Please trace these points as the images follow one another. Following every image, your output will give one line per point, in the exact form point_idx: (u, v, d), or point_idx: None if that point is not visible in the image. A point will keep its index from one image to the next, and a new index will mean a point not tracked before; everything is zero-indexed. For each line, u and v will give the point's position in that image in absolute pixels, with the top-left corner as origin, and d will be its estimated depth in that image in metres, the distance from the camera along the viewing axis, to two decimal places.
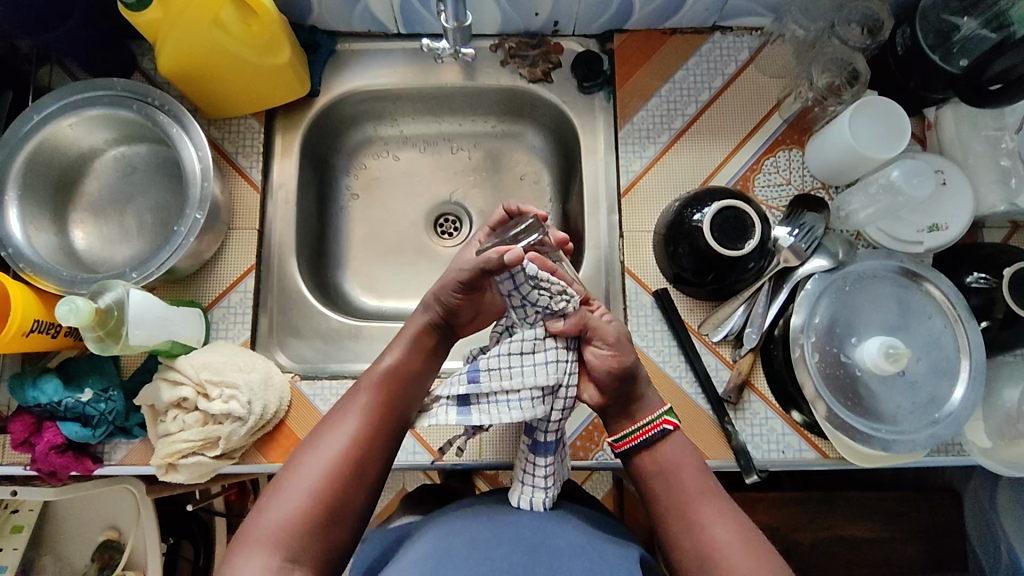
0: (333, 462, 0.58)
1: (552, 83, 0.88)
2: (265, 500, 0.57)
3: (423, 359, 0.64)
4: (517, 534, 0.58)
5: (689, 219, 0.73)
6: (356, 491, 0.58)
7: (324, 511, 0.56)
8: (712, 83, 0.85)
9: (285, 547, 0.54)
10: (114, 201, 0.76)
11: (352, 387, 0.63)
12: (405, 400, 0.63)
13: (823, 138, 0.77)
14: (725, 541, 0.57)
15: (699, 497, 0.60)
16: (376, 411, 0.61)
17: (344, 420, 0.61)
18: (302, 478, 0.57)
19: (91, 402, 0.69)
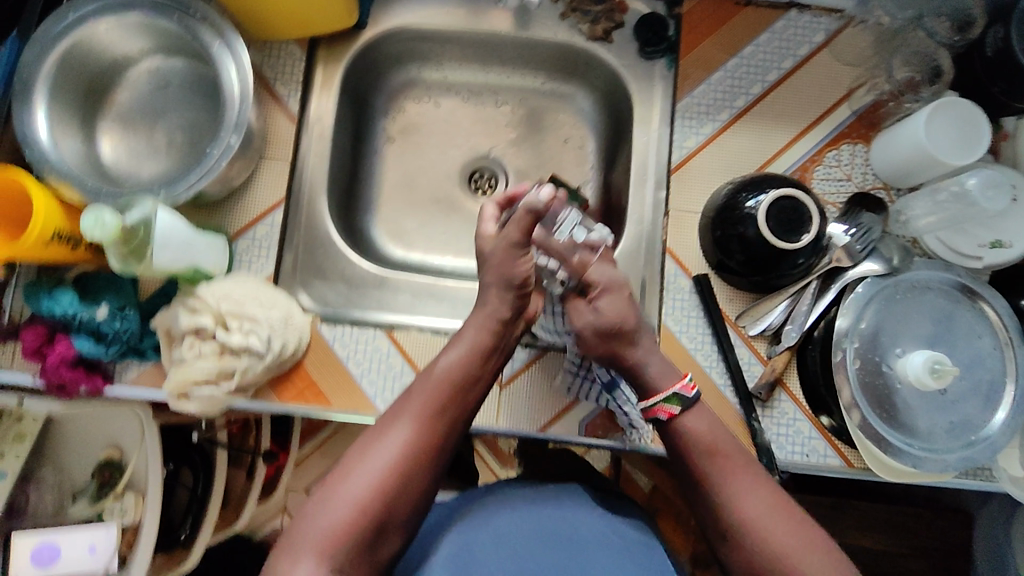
0: (387, 469, 0.53)
1: (611, 43, 0.84)
2: (312, 504, 0.52)
3: (482, 360, 0.59)
4: (546, 531, 0.56)
5: (744, 204, 0.69)
6: (409, 500, 0.53)
7: (375, 522, 0.51)
8: (782, 63, 0.80)
9: (334, 556, 0.49)
10: (145, 114, 0.73)
11: (407, 388, 0.58)
12: (462, 404, 0.58)
13: (894, 136, 0.73)
14: (757, 513, 0.55)
15: (730, 467, 0.57)
16: (432, 414, 0.56)
17: (398, 423, 0.56)
18: (353, 484, 0.52)
19: (107, 319, 0.67)
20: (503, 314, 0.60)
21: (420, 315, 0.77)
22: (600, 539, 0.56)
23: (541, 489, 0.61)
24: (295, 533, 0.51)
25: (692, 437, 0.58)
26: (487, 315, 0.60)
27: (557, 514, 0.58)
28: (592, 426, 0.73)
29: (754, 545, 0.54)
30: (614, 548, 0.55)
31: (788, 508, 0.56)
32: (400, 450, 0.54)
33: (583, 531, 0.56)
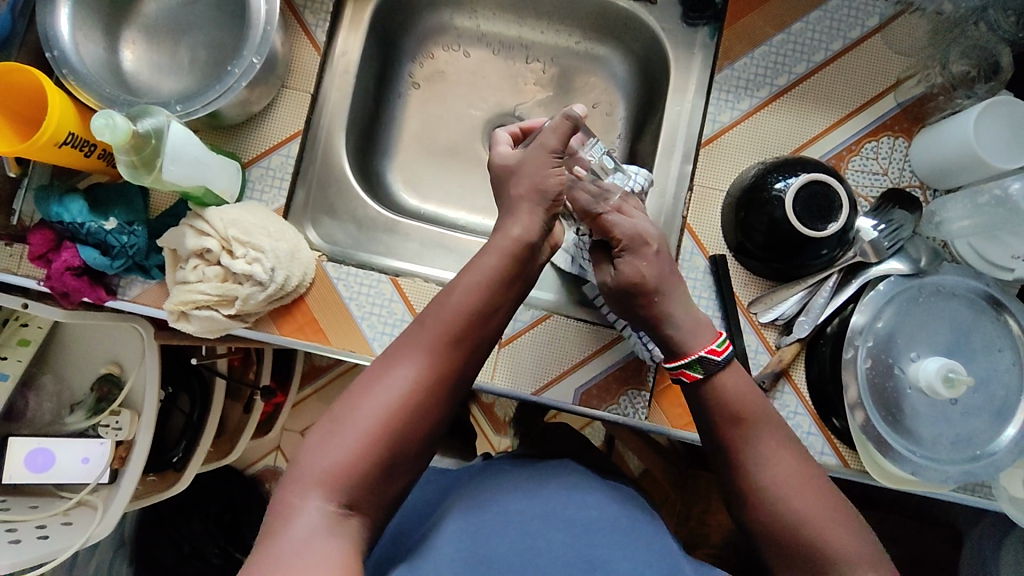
0: (397, 403, 0.50)
1: (654, 5, 0.80)
2: (318, 436, 0.49)
3: (501, 291, 0.56)
4: (551, 505, 0.54)
5: (771, 185, 0.67)
6: (419, 436, 0.51)
7: (385, 457, 0.49)
8: (830, 45, 0.76)
9: (341, 491, 0.47)
10: (170, 29, 0.71)
11: (418, 317, 0.54)
12: (476, 336, 0.55)
13: (939, 133, 0.70)
14: (787, 476, 0.53)
15: (761, 433, 0.55)
16: (445, 345, 0.53)
17: (407, 354, 0.52)
18: (361, 418, 0.49)
19: (114, 232, 0.66)
20: (532, 239, 0.57)
21: (432, 266, 0.77)
22: (611, 523, 0.53)
23: (547, 469, 0.60)
24: (298, 467, 0.49)
25: (725, 397, 0.56)
26: (508, 243, 0.56)
27: (562, 495, 0.56)
28: (587, 396, 0.72)
29: (779, 510, 0.52)
30: (622, 530, 0.53)
31: (815, 479, 0.53)
32: (409, 382, 0.51)
33: (589, 513, 0.54)
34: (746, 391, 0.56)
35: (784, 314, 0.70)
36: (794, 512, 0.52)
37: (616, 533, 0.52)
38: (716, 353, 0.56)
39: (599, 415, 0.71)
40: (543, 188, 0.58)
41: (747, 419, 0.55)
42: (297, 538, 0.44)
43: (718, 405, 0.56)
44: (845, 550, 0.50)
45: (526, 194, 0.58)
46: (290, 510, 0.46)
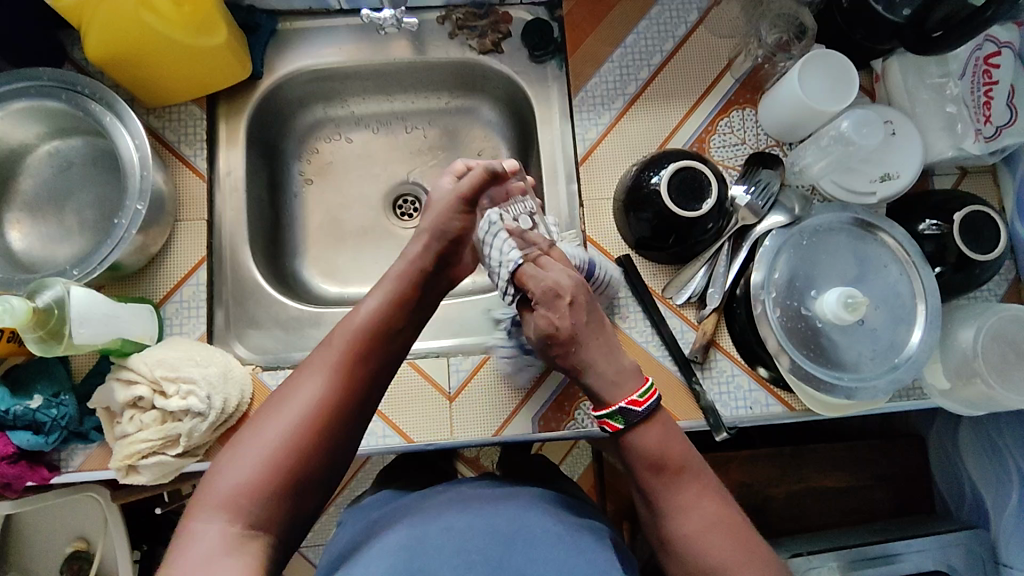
0: (305, 421, 0.53)
1: (503, 53, 0.87)
2: (221, 464, 0.51)
3: (403, 309, 0.61)
4: (495, 526, 0.57)
5: (647, 182, 0.73)
6: (325, 453, 0.54)
7: (290, 475, 0.51)
8: (663, 46, 0.84)
9: (245, 513, 0.49)
10: (51, 198, 0.72)
11: (323, 339, 0.59)
12: (379, 354, 0.59)
13: (775, 96, 0.77)
14: (701, 526, 0.56)
15: (683, 481, 0.58)
16: (349, 364, 0.57)
17: (313, 374, 0.56)
18: (265, 440, 0.52)
19: (42, 408, 0.66)
20: (427, 261, 0.63)
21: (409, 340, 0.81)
22: (556, 539, 0.56)
23: (495, 493, 0.63)
24: (202, 494, 0.50)
25: (645, 448, 0.59)
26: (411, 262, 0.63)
27: (511, 514, 0.59)
28: (546, 421, 0.74)
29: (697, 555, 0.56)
30: (564, 547, 0.55)
31: (732, 518, 0.57)
32: (314, 398, 0.54)
33: (534, 529, 0.57)
34: (664, 444, 0.59)
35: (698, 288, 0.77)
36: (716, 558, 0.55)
37: (553, 546, 0.55)
38: (616, 426, 0.60)
39: (561, 436, 0.74)
40: (444, 228, 0.63)
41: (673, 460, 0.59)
42: (195, 557, 0.46)
43: (641, 456, 0.59)
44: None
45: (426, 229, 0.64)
46: (190, 536, 0.48)
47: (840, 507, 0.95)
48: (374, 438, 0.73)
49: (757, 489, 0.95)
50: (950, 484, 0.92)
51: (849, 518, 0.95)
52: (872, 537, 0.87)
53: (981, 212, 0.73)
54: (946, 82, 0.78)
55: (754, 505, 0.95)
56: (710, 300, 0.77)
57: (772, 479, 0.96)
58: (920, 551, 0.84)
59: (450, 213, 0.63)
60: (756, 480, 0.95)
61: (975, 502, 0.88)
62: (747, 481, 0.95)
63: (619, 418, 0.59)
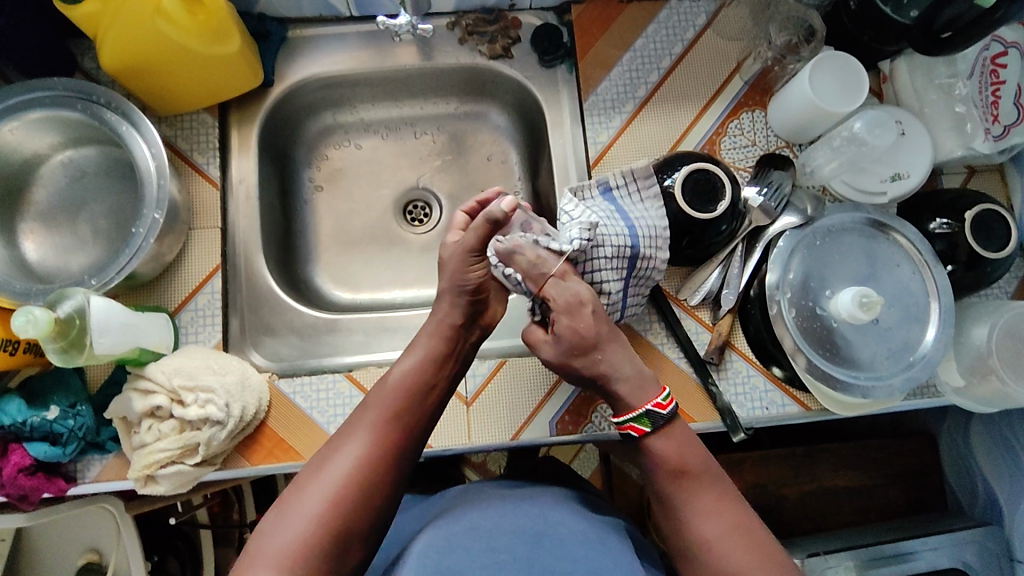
0: (346, 481, 0.54)
1: (513, 58, 0.87)
2: (268, 525, 0.53)
3: (439, 368, 0.61)
4: (519, 524, 0.57)
5: (660, 185, 0.73)
6: (367, 512, 0.54)
7: (334, 534, 0.52)
8: (672, 50, 0.84)
9: (291, 571, 0.50)
10: (65, 208, 0.72)
11: (363, 401, 0.59)
12: (416, 411, 0.59)
13: (785, 97, 0.78)
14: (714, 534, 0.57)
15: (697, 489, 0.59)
16: (388, 425, 0.57)
17: (353, 436, 0.57)
18: (308, 499, 0.53)
19: (59, 419, 0.65)
20: (456, 320, 0.62)
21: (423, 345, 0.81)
22: (578, 538, 0.56)
23: (517, 492, 0.64)
24: (251, 554, 0.51)
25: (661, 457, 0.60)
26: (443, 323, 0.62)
27: (535, 513, 0.59)
28: (563, 424, 0.74)
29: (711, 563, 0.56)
30: (590, 545, 0.56)
31: (744, 527, 0.57)
32: (356, 461, 0.55)
33: (558, 527, 0.58)
34: (682, 452, 0.60)
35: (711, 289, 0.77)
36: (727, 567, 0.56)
37: (578, 544, 0.55)
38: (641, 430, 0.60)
39: (579, 439, 0.74)
40: (462, 285, 0.62)
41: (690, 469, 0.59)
42: None
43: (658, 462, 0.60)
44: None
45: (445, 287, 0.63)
46: None
47: (852, 506, 0.95)
48: None
49: (770, 489, 0.95)
50: (962, 481, 0.93)
51: (862, 516, 0.95)
52: (886, 536, 0.88)
53: (991, 209, 0.73)
54: (955, 83, 0.78)
55: (768, 505, 0.95)
56: (723, 301, 0.77)
57: (786, 480, 0.96)
58: (934, 549, 0.84)
59: (463, 268, 0.62)
60: (769, 481, 0.96)
61: (988, 499, 0.88)
62: (761, 481, 0.96)
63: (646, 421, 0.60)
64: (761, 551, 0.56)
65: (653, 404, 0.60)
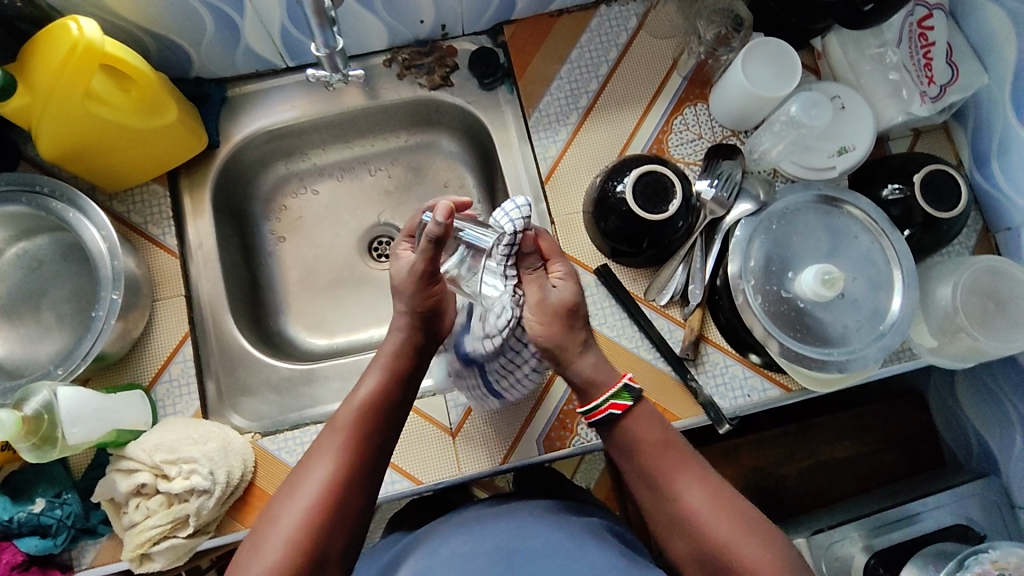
0: (314, 503, 0.54)
1: (454, 86, 0.88)
2: (243, 553, 0.53)
3: (399, 382, 0.62)
4: (495, 544, 0.60)
5: (613, 191, 0.74)
6: (336, 530, 0.55)
7: (305, 556, 0.53)
8: (608, 56, 0.85)
9: None
10: (25, 299, 0.72)
11: (327, 423, 0.59)
12: (382, 427, 0.60)
13: (722, 88, 0.79)
14: (700, 507, 0.56)
15: (674, 457, 0.58)
16: (355, 444, 0.58)
17: (322, 456, 0.57)
18: (279, 526, 0.53)
19: (46, 511, 0.66)
20: (416, 330, 0.62)
21: None
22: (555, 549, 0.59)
23: (499, 510, 0.67)
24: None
25: (640, 435, 0.59)
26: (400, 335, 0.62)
27: (511, 533, 0.62)
28: (550, 440, 0.75)
29: (700, 533, 0.55)
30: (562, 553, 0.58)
31: (726, 494, 0.57)
32: (325, 485, 0.55)
33: (532, 539, 0.60)
34: (660, 425, 0.60)
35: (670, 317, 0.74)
36: (719, 537, 0.54)
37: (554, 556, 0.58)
38: (622, 406, 0.59)
39: (568, 453, 0.74)
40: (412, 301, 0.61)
41: (670, 440, 0.59)
42: None
43: (637, 436, 0.59)
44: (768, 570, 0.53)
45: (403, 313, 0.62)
46: None
47: (852, 475, 0.96)
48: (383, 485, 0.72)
49: (769, 470, 0.96)
50: (957, 436, 0.93)
51: (864, 484, 0.95)
52: (889, 502, 0.88)
53: (938, 170, 0.75)
54: (885, 51, 0.80)
55: (770, 487, 0.96)
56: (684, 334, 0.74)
57: (783, 459, 0.96)
58: (937, 507, 0.84)
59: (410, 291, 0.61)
60: (767, 462, 0.96)
61: (982, 450, 0.89)
62: (759, 464, 0.96)
63: (625, 395, 0.59)
64: (741, 509, 0.56)
65: (628, 377, 0.59)
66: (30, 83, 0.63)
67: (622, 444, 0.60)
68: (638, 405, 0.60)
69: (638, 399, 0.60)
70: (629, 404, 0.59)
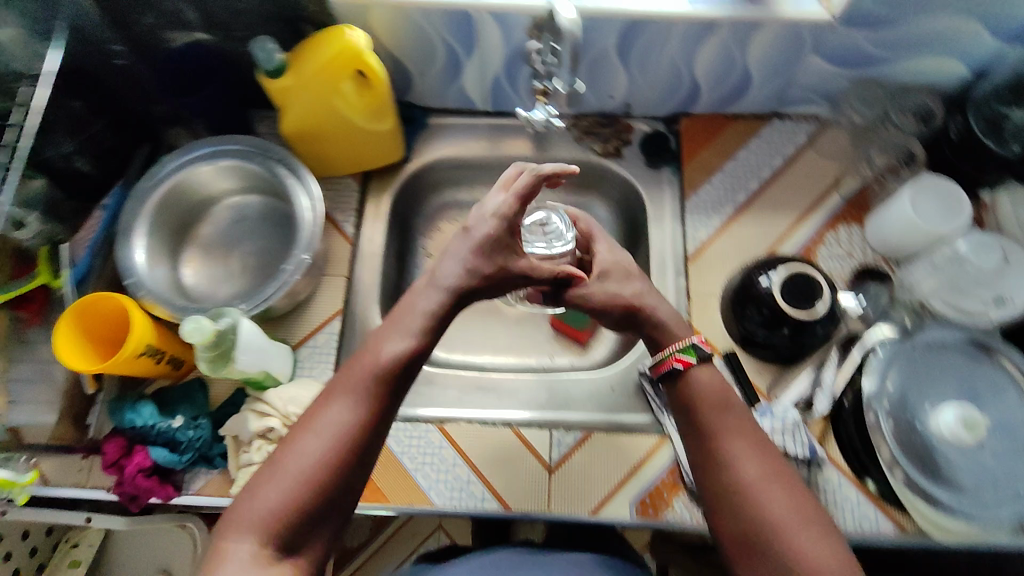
0: (329, 446, 0.54)
1: (622, 158, 0.95)
2: (254, 485, 0.53)
3: (427, 334, 0.61)
4: None
5: (757, 283, 0.77)
6: (351, 476, 0.54)
7: (314, 498, 0.52)
8: (772, 161, 0.91)
9: (274, 534, 0.51)
10: (222, 242, 0.84)
11: (352, 365, 0.58)
12: (403, 381, 0.58)
13: (884, 214, 0.82)
14: (753, 477, 0.57)
15: (732, 420, 0.60)
16: (374, 392, 0.57)
17: (343, 398, 0.56)
18: (291, 463, 0.53)
19: (181, 428, 0.72)
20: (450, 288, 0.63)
21: (505, 408, 0.82)
22: None
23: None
24: (237, 511, 0.52)
25: (704, 386, 0.62)
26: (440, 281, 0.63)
27: None
28: (643, 507, 0.73)
29: (752, 510, 0.55)
30: None
31: (784, 476, 0.57)
32: (348, 423, 0.55)
33: None
34: (721, 386, 0.63)
35: (786, 419, 0.75)
36: (772, 515, 0.55)
37: None
38: (687, 362, 0.63)
39: (658, 525, 0.72)
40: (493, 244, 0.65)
41: (725, 403, 0.61)
42: None
43: (697, 396, 0.62)
44: (822, 559, 0.53)
45: (468, 262, 0.64)
46: (224, 552, 0.50)
47: None
48: (473, 499, 0.74)
49: None
50: None
51: None
52: None
53: None
54: None
55: None
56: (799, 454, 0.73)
57: None
58: None
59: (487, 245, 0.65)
60: None
61: None
62: None
63: (693, 351, 0.63)
64: (808, 497, 0.57)
65: (700, 338, 0.64)
66: (297, 69, 0.75)
67: (678, 399, 0.63)
68: (704, 365, 0.64)
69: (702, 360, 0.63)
70: (693, 360, 0.63)
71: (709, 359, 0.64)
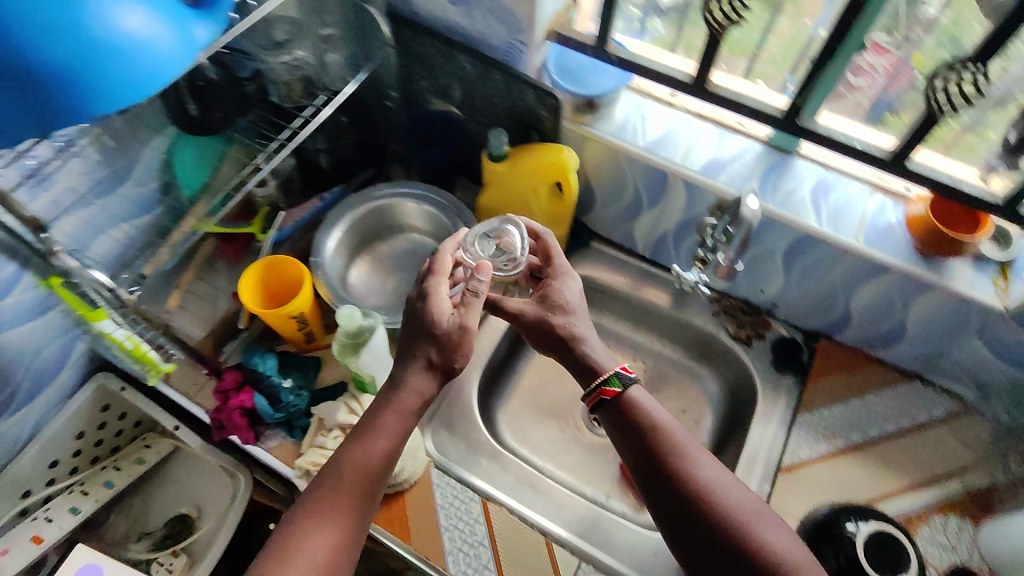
0: (319, 570, 0.61)
1: (751, 348, 0.98)
2: None
3: (397, 452, 0.69)
4: None
5: (843, 526, 0.75)
6: None
7: None
8: (899, 419, 0.89)
9: None
10: (389, 263, 0.98)
11: (332, 486, 0.64)
12: (375, 497, 0.67)
13: (1008, 524, 0.76)
14: (715, 478, 0.65)
15: (692, 453, 0.67)
16: (355, 514, 0.65)
17: (326, 525, 0.63)
18: None
19: (287, 390, 0.82)
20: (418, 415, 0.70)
21: (546, 518, 0.83)
22: None
23: None
24: None
25: (656, 419, 0.69)
26: (406, 407, 0.69)
27: None
28: None
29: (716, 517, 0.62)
30: None
31: (747, 498, 0.64)
32: (333, 547, 0.62)
33: None
34: (655, 417, 0.69)
35: None
36: (752, 535, 0.61)
37: None
38: (613, 392, 0.71)
39: None
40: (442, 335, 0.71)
41: (680, 445, 0.67)
42: None
43: (631, 419, 0.70)
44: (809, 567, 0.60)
45: (434, 363, 0.71)
46: None
47: None
48: None
49: None
50: None
51: None
52: None
53: None
54: None
55: None
56: None
57: None
58: None
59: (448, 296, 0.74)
60: None
61: None
62: None
63: (615, 381, 0.72)
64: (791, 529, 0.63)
65: (621, 366, 0.73)
66: (512, 164, 0.91)
67: (611, 422, 0.71)
68: (628, 391, 0.71)
69: (626, 389, 0.71)
70: (618, 389, 0.71)
71: (631, 386, 0.72)
